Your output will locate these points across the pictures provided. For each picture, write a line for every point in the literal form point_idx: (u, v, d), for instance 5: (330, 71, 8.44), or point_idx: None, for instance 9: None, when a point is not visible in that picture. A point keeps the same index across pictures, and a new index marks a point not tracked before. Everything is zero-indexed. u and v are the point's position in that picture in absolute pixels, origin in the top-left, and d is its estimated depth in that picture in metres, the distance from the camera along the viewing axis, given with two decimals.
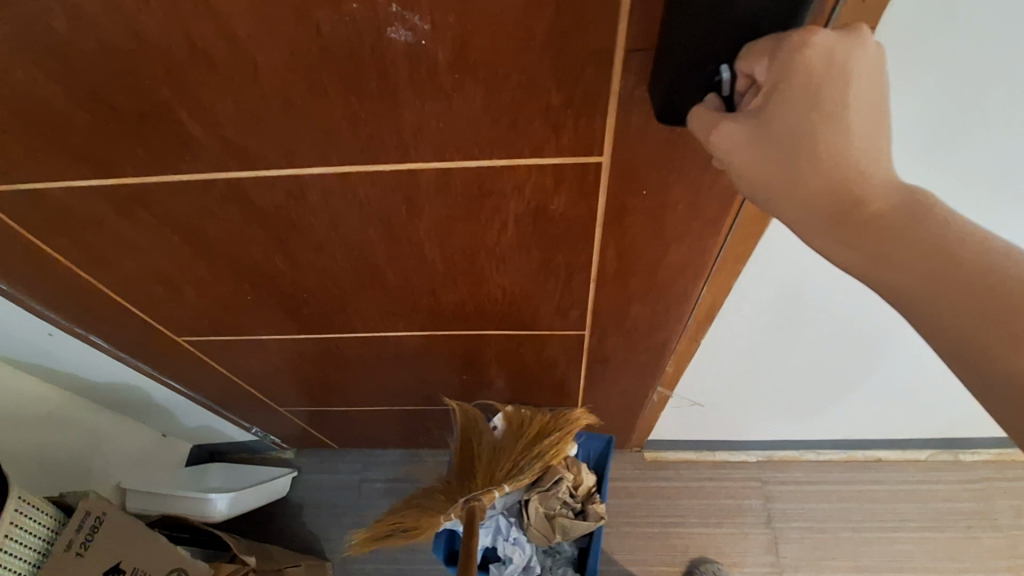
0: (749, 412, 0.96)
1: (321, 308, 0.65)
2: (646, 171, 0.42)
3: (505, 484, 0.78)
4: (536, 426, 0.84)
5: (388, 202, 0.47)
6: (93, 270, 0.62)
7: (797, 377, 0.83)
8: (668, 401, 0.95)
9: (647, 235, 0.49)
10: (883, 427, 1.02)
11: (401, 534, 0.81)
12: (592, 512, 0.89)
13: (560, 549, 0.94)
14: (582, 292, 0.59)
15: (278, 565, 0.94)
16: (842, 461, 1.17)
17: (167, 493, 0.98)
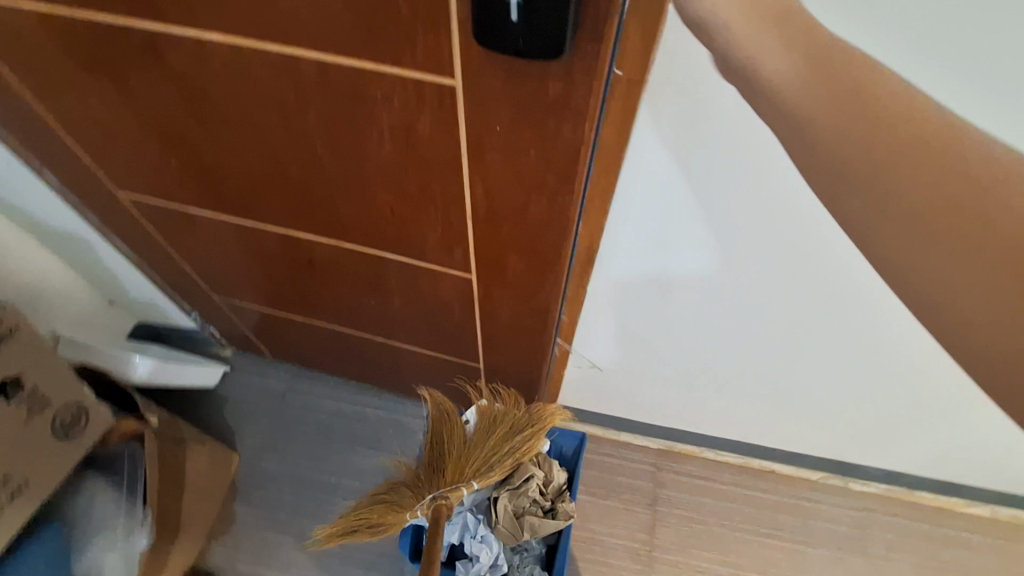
0: (641, 380, 1.03)
1: (237, 190, 0.70)
2: (494, 107, 0.46)
3: (473, 483, 0.83)
4: (507, 424, 0.87)
5: (281, 89, 0.52)
6: (39, 108, 0.67)
7: (682, 345, 0.90)
8: (570, 358, 1.01)
9: (508, 177, 0.54)
10: (769, 425, 1.08)
11: (366, 529, 0.84)
12: (560, 512, 0.96)
13: (529, 547, 0.99)
14: (462, 226, 0.63)
15: (179, 435, 1.03)
16: (738, 465, 1.23)
17: (91, 346, 1.07)
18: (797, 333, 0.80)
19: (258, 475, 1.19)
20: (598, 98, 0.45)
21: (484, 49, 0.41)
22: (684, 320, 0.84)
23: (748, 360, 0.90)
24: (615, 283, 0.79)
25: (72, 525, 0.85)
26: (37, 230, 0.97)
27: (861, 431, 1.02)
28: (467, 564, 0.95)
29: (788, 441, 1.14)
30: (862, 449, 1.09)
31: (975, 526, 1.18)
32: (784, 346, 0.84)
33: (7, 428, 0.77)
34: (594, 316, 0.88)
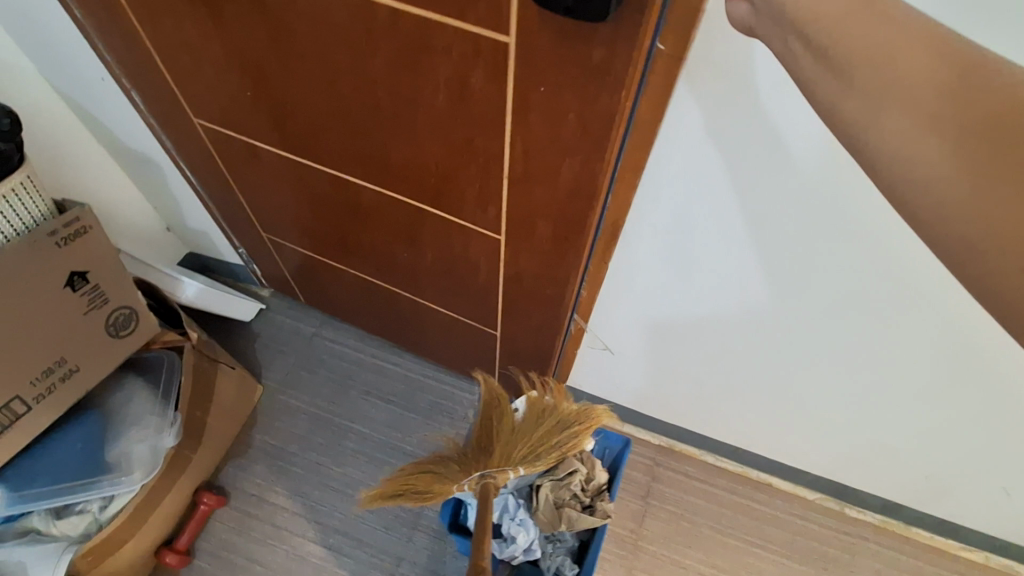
0: (652, 367, 1.06)
1: (300, 127, 0.77)
2: (542, 67, 0.51)
3: (520, 467, 0.84)
4: (557, 417, 0.86)
5: (354, 31, 0.57)
6: (140, 31, 0.75)
7: (695, 334, 0.93)
8: (584, 338, 1.05)
9: (546, 138, 0.58)
10: (770, 431, 1.11)
11: (412, 496, 0.84)
12: (599, 509, 0.92)
13: (562, 537, 0.97)
14: (498, 186, 0.68)
15: (214, 355, 1.10)
16: (735, 473, 1.25)
17: (147, 263, 1.14)
18: (814, 329, 0.82)
19: (278, 407, 1.26)
20: (637, 69, 0.49)
21: (538, 8, 0.46)
22: (701, 306, 0.87)
23: (762, 355, 0.92)
24: (638, 260, 0.82)
25: (109, 416, 0.92)
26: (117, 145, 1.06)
27: (861, 448, 1.04)
28: (502, 544, 0.93)
29: (788, 455, 1.16)
30: (861, 471, 1.10)
31: (970, 570, 1.16)
32: (793, 344, 0.87)
33: (68, 314, 0.83)
34: (614, 294, 0.91)
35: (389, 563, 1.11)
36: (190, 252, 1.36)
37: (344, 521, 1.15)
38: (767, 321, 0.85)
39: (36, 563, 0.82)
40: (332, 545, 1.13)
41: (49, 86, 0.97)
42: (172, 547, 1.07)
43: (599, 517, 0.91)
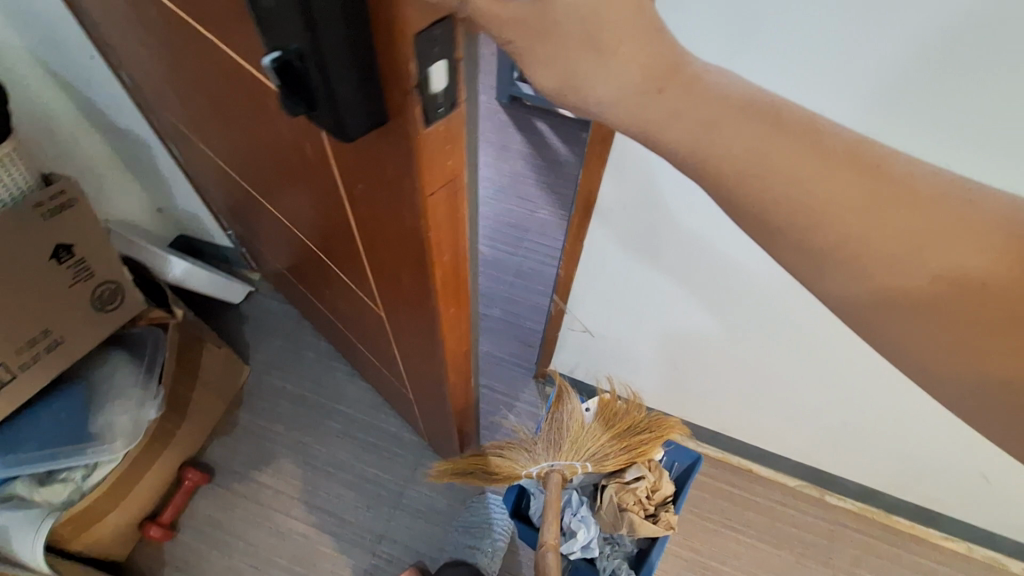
0: (629, 353, 1.08)
1: (224, 145, 0.76)
2: (352, 164, 0.46)
3: (587, 464, 0.81)
4: (627, 421, 0.83)
5: (217, 73, 0.55)
6: (101, 16, 0.75)
7: (670, 317, 0.95)
8: (564, 319, 1.07)
9: (381, 236, 0.54)
10: (748, 416, 1.12)
11: (479, 474, 0.85)
12: (662, 518, 0.84)
13: (621, 540, 0.90)
14: (364, 262, 0.65)
15: (201, 333, 1.11)
16: (717, 458, 1.26)
17: (136, 241, 1.15)
18: (777, 313, 0.85)
19: (266, 388, 1.28)
20: (439, 199, 0.42)
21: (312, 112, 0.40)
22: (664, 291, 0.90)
23: (731, 343, 0.95)
24: (604, 242, 0.86)
25: (93, 389, 0.94)
26: (104, 122, 1.08)
27: (838, 433, 1.05)
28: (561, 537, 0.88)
29: (765, 440, 1.18)
30: (837, 456, 1.12)
31: (949, 559, 1.17)
32: (760, 326, 0.89)
33: (54, 286, 0.85)
34: (586, 276, 0.94)
35: (370, 541, 1.13)
36: (181, 234, 1.38)
37: (327, 501, 1.16)
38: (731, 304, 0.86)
39: (19, 526, 0.84)
40: (308, 531, 1.13)
41: (33, 59, 0.97)
42: (155, 521, 1.09)
43: (660, 527, 0.84)
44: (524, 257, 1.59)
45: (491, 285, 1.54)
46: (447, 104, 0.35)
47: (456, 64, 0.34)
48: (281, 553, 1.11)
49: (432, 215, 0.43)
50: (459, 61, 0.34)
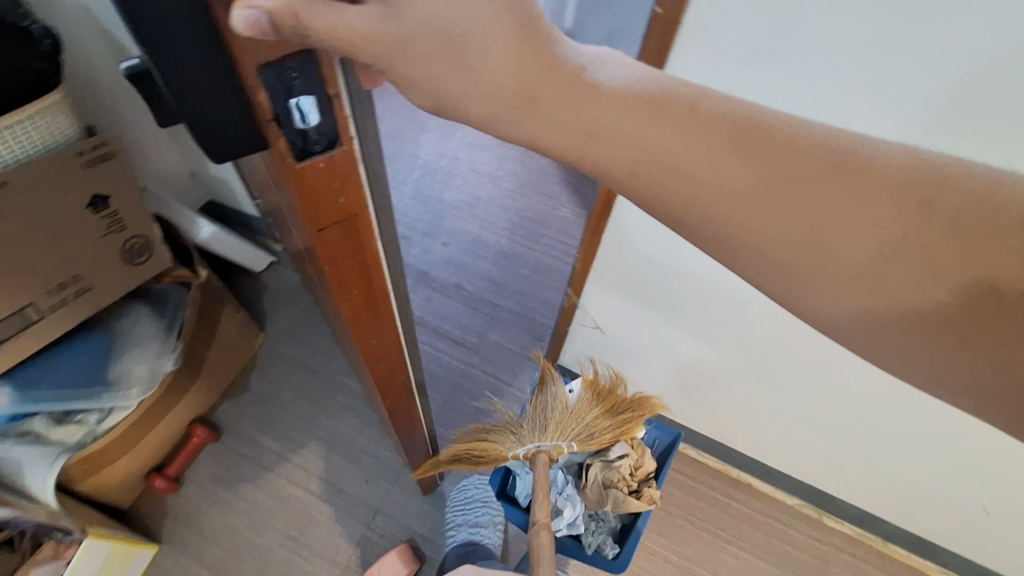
0: (639, 351, 1.09)
1: None
2: (274, 175, 0.49)
3: (574, 443, 0.82)
4: (611, 400, 0.86)
5: None
6: None
7: (684, 322, 0.96)
8: (576, 313, 1.09)
9: (307, 243, 0.57)
10: (753, 428, 1.12)
11: (467, 461, 0.84)
12: (645, 495, 0.90)
13: (605, 516, 0.94)
14: (311, 264, 0.69)
15: (221, 298, 1.13)
16: (717, 469, 1.25)
17: (168, 201, 1.18)
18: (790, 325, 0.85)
19: (278, 357, 1.31)
20: (327, 227, 0.45)
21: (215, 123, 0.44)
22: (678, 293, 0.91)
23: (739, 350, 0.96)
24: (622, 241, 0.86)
25: (115, 337, 0.97)
26: None
27: (843, 453, 1.04)
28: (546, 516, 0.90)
29: (767, 455, 1.17)
30: (839, 477, 1.11)
31: None
32: (771, 338, 0.89)
33: (87, 235, 0.88)
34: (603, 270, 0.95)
35: (366, 513, 1.15)
36: (211, 199, 1.41)
37: (326, 470, 1.18)
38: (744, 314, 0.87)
39: (34, 461, 0.87)
40: (307, 497, 1.16)
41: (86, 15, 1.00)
42: (161, 473, 1.12)
43: (643, 503, 0.89)
44: (541, 252, 1.60)
45: (506, 276, 1.55)
46: (326, 140, 0.38)
47: (331, 103, 0.36)
48: (277, 517, 1.14)
49: (327, 243, 0.46)
50: (334, 99, 0.36)
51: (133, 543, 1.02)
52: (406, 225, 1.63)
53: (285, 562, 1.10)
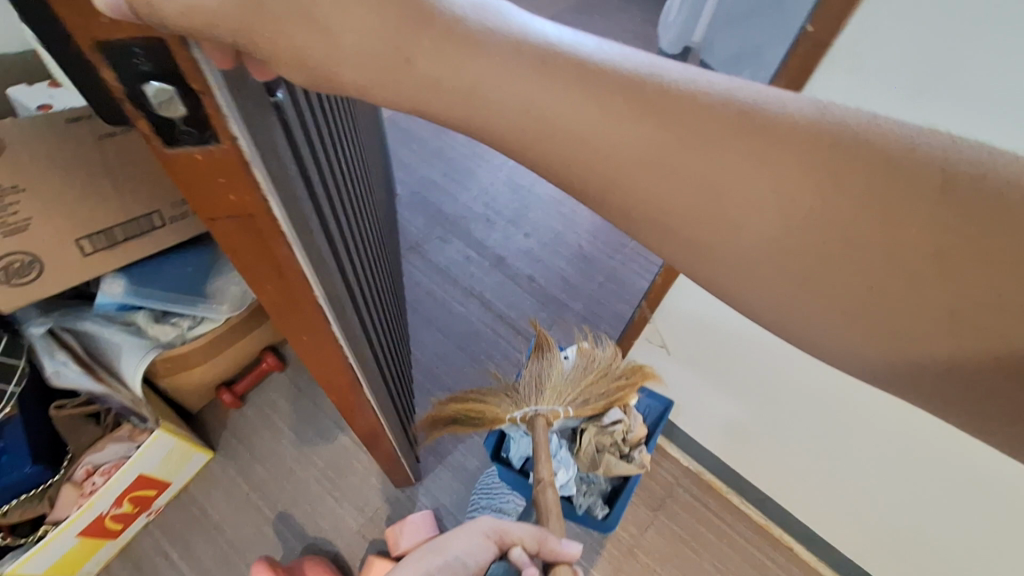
0: (702, 379, 1.06)
1: None
2: None
3: (568, 408, 0.82)
4: (603, 368, 0.86)
5: None
6: None
7: (755, 361, 0.93)
8: (645, 328, 1.07)
9: None
10: (804, 487, 1.07)
11: (466, 423, 0.84)
12: (636, 460, 0.89)
13: (597, 480, 0.95)
14: None
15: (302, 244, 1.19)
16: (757, 524, 1.19)
17: None
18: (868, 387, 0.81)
19: None
20: (226, 221, 0.41)
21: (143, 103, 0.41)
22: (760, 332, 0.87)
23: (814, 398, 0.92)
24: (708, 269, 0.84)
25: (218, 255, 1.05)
26: None
27: (902, 534, 0.98)
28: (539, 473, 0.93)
29: (812, 520, 1.11)
30: (891, 560, 1.04)
31: None
32: (844, 396, 0.86)
33: None
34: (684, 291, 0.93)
35: None
36: None
37: None
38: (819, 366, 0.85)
39: (131, 349, 0.97)
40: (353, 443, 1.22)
41: None
42: (230, 389, 1.21)
43: (634, 466, 0.89)
44: (620, 262, 1.58)
45: (581, 279, 1.55)
46: (197, 134, 0.34)
47: (198, 99, 0.32)
48: (320, 455, 1.21)
49: (228, 239, 0.43)
50: (201, 94, 0.31)
51: (194, 444, 1.11)
52: (494, 209, 1.66)
53: (318, 498, 1.16)
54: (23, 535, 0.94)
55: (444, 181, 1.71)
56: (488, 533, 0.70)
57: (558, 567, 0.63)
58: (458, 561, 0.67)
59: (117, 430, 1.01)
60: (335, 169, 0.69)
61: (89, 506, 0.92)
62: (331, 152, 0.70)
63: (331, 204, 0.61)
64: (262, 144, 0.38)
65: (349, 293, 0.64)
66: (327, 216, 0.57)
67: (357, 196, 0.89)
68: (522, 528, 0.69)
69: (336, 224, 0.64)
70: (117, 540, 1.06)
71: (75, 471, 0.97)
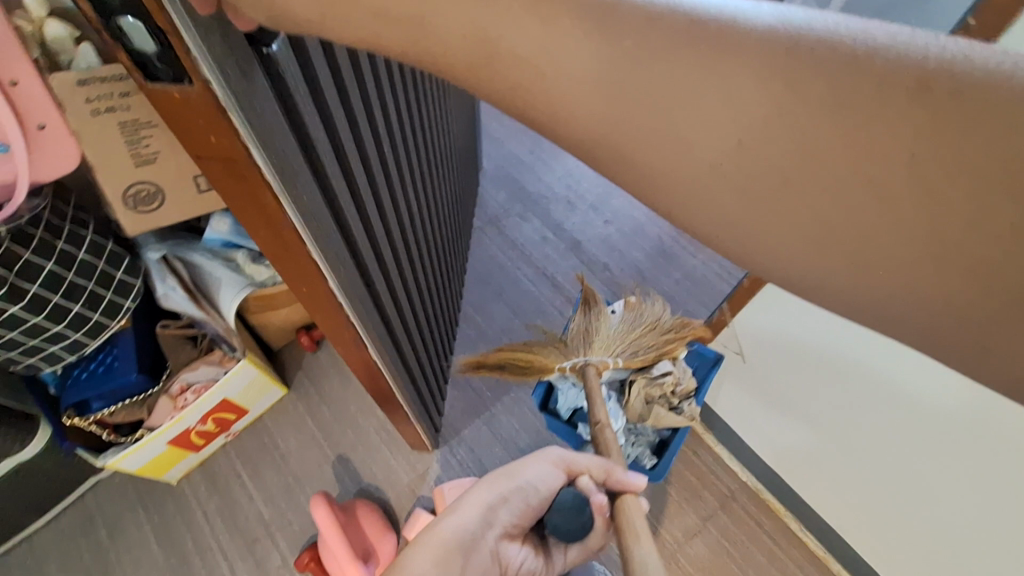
0: (778, 387, 1.03)
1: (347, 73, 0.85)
2: None
3: (619, 359, 0.91)
4: (651, 321, 0.94)
5: None
6: None
7: (838, 374, 0.90)
8: (723, 332, 1.09)
9: None
10: (871, 520, 1.01)
11: (511, 368, 0.91)
12: (686, 411, 0.98)
13: (644, 432, 1.03)
14: None
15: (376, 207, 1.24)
16: (815, 554, 1.12)
17: None
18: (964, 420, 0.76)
19: None
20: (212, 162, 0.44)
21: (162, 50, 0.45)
22: (854, 345, 0.84)
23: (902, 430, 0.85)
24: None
25: None
26: None
27: None
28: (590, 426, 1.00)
29: (876, 556, 1.04)
30: None
31: None
32: (933, 425, 0.80)
33: None
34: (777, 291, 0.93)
35: (452, 438, 1.24)
36: None
37: None
38: (909, 390, 0.80)
39: (229, 283, 1.05)
40: None
41: None
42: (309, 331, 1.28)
43: (684, 418, 0.97)
44: (702, 262, 1.52)
45: (657, 273, 1.50)
46: (171, 73, 0.36)
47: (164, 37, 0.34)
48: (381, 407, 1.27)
49: (216, 179, 0.46)
50: (167, 33, 0.33)
51: (273, 378, 1.19)
52: (578, 192, 1.64)
53: (376, 448, 1.23)
54: (124, 435, 1.06)
55: (529, 158, 1.71)
56: (556, 461, 0.67)
57: (626, 497, 0.64)
58: (529, 485, 0.64)
59: (210, 354, 1.10)
60: (392, 133, 0.69)
61: (179, 420, 1.03)
62: (393, 115, 0.70)
63: (365, 167, 0.62)
64: (243, 89, 0.39)
65: (361, 253, 0.66)
66: (343, 174, 0.58)
67: (425, 163, 0.89)
68: (589, 458, 0.67)
69: (370, 186, 0.65)
70: (198, 454, 1.17)
71: (171, 385, 1.06)
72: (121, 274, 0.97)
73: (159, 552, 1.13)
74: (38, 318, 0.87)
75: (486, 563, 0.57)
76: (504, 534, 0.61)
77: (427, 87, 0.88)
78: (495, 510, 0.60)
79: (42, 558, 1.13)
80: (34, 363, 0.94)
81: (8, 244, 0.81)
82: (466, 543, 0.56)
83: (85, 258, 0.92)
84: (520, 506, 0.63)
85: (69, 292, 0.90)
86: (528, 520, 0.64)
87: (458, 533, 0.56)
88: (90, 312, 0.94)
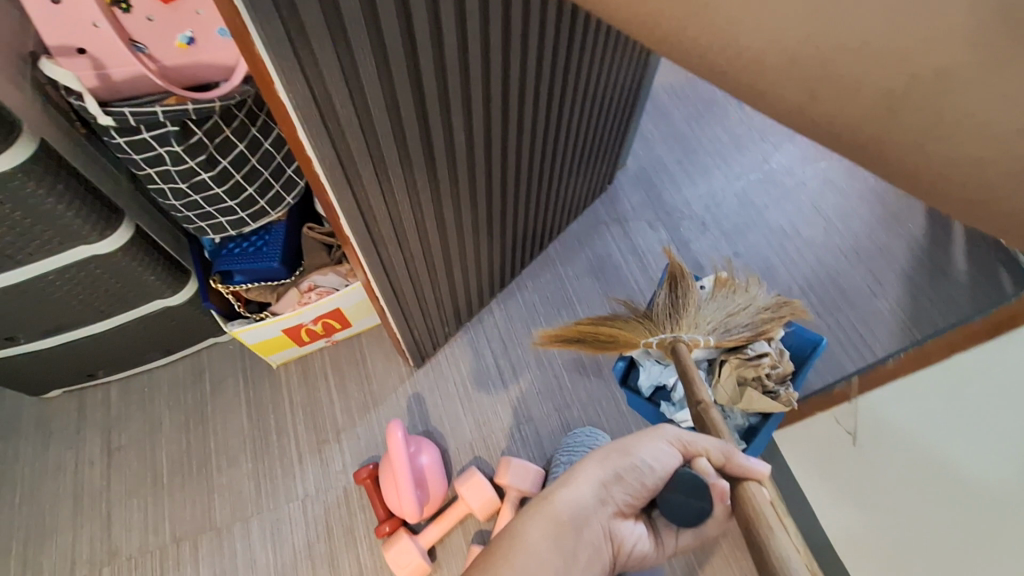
0: (880, 480, 0.95)
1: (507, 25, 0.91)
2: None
3: (711, 337, 0.95)
4: (742, 300, 0.97)
5: None
6: None
7: (955, 488, 0.82)
8: (840, 407, 1.01)
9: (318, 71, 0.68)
10: None
11: (603, 342, 1.00)
12: (782, 396, 0.95)
13: (733, 414, 1.01)
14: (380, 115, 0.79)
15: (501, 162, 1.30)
16: None
17: None
18: None
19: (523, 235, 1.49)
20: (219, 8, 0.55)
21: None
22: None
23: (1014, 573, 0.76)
24: (999, 371, 0.73)
25: None
26: None
27: None
28: (671, 407, 1.03)
29: None
30: None
31: None
32: None
33: None
34: (933, 384, 0.83)
35: (523, 415, 1.26)
36: None
37: (520, 355, 1.33)
38: None
39: None
40: (497, 366, 1.32)
41: None
42: None
43: (780, 403, 0.94)
44: (828, 326, 1.42)
45: None
46: None
47: None
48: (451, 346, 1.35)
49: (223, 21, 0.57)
50: None
51: None
52: (715, 216, 1.57)
53: (452, 401, 1.28)
54: (251, 311, 1.18)
55: (675, 168, 1.65)
56: (672, 440, 0.73)
57: (748, 483, 0.69)
58: (645, 466, 0.71)
59: (340, 265, 1.16)
60: (448, 55, 0.73)
61: (297, 313, 1.13)
62: (458, 39, 0.73)
63: (378, 61, 0.67)
64: None
65: (347, 136, 0.72)
66: (343, 55, 0.64)
67: (511, 116, 0.91)
68: (708, 440, 0.72)
69: (383, 89, 0.71)
70: (301, 348, 1.27)
71: (302, 282, 1.15)
72: (290, 170, 1.07)
73: (246, 421, 1.25)
74: (219, 189, 0.98)
75: (599, 534, 0.68)
76: (617, 512, 0.71)
77: (551, 47, 0.87)
78: (613, 485, 0.70)
79: (155, 391, 1.29)
80: (202, 227, 1.06)
81: (216, 119, 0.91)
82: (580, 516, 0.67)
83: (268, 148, 1.01)
84: (634, 486, 0.71)
85: (248, 173, 1.00)
86: (642, 500, 0.72)
87: (573, 507, 0.68)
88: (258, 197, 1.04)
